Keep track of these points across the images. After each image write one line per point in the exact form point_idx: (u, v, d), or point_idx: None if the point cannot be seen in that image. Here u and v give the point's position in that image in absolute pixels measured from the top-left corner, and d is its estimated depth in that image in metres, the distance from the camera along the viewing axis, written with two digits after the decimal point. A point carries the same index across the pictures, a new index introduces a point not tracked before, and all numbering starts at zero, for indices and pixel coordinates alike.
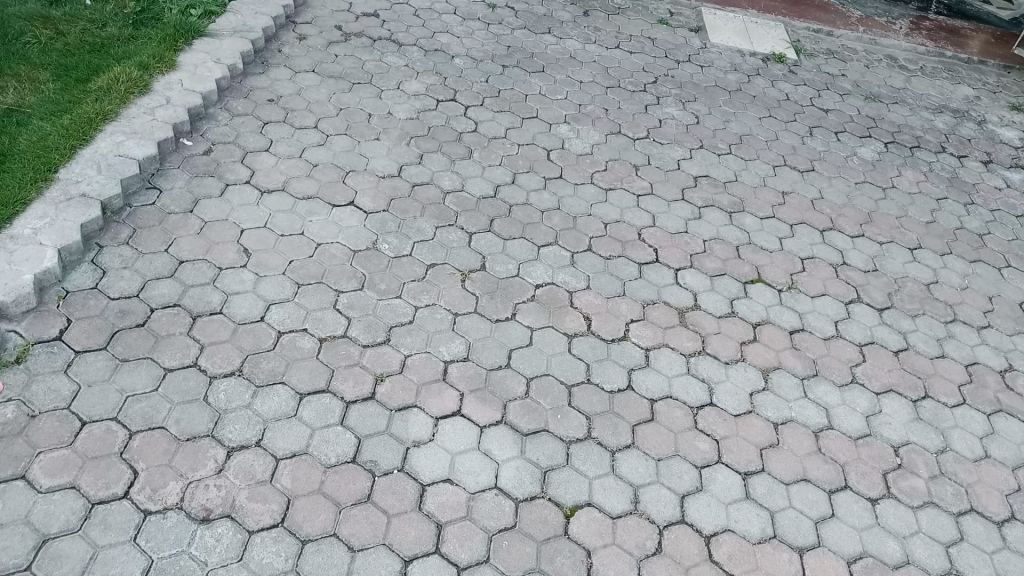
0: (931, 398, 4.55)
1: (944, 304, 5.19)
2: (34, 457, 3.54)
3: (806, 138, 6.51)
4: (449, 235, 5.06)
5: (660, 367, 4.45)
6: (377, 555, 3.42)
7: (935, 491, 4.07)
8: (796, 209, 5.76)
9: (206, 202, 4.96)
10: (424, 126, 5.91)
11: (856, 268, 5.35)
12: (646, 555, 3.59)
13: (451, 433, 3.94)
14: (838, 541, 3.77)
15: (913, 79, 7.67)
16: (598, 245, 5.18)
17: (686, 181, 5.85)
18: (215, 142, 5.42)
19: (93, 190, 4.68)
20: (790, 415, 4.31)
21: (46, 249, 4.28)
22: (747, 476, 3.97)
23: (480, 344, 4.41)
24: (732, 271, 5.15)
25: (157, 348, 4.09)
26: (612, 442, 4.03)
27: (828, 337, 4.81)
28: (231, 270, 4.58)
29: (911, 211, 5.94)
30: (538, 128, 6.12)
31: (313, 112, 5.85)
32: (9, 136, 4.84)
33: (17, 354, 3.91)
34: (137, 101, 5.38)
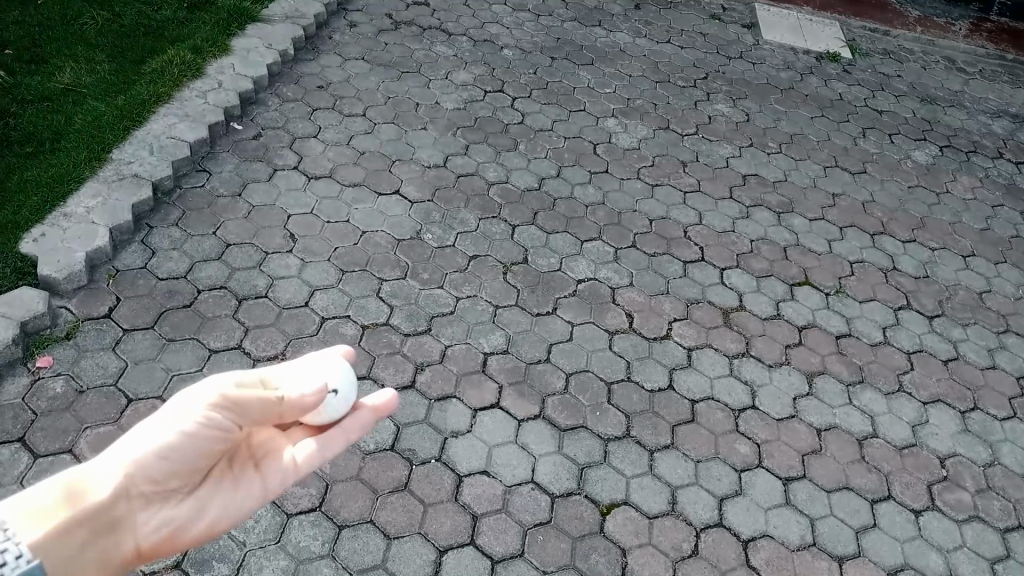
0: (979, 410, 4.44)
1: (996, 314, 5.06)
2: (80, 432, 3.60)
3: (858, 139, 6.38)
4: (493, 227, 5.04)
5: (702, 368, 4.39)
6: (413, 544, 3.44)
7: (981, 506, 3.97)
8: (846, 212, 5.65)
9: (254, 186, 5.01)
10: (470, 117, 5.90)
11: (907, 274, 5.23)
12: (681, 557, 3.56)
13: (489, 426, 3.94)
14: (879, 552, 3.69)
15: (971, 82, 7.47)
16: (642, 242, 5.13)
17: (734, 180, 5.76)
18: (265, 127, 5.47)
19: (145, 171, 4.76)
20: (833, 422, 4.23)
21: (98, 228, 4.35)
22: (788, 482, 3.91)
23: (520, 338, 4.40)
24: (779, 272, 5.07)
25: (203, 330, 4.14)
26: (651, 442, 4.00)
27: (875, 344, 4.71)
28: (277, 254, 4.61)
29: (964, 217, 5.79)
30: (585, 122, 6.08)
31: (361, 100, 5.87)
32: (65, 115, 4.93)
33: (67, 330, 3.98)
34: (190, 84, 5.45)
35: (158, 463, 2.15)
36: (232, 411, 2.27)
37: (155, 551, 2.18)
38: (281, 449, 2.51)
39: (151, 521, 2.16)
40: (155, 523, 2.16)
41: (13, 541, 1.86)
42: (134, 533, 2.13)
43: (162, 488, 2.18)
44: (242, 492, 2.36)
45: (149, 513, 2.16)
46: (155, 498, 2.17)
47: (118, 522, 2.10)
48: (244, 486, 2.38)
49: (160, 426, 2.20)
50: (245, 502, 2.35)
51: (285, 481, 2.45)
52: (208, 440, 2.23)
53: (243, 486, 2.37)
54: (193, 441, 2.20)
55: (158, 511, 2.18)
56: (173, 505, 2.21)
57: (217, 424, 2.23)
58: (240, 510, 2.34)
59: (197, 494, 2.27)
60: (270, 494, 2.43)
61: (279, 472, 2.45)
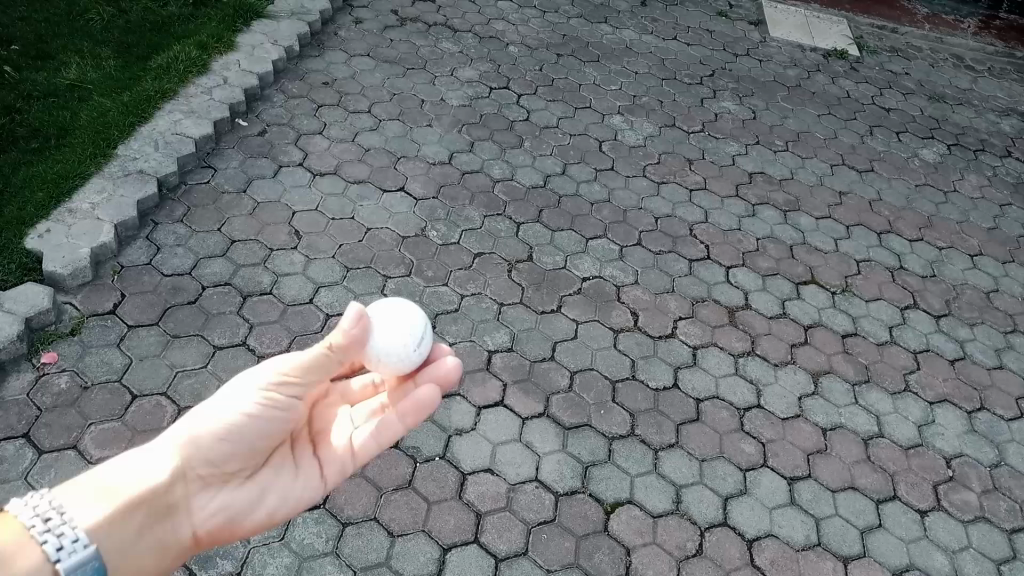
0: (986, 410, 4.41)
1: (1004, 313, 5.03)
2: (85, 429, 3.61)
3: (865, 137, 6.34)
4: (498, 224, 5.03)
5: (708, 367, 4.38)
6: (416, 541, 3.43)
7: (988, 507, 3.95)
8: (852, 210, 5.62)
9: (259, 182, 5.01)
10: (476, 114, 5.88)
11: (914, 273, 5.21)
12: (686, 556, 3.54)
13: (493, 424, 3.93)
14: (885, 552, 3.68)
15: (980, 80, 7.43)
16: (647, 240, 5.11)
17: (740, 178, 5.73)
18: (270, 123, 5.46)
19: (150, 167, 4.75)
20: (839, 421, 4.21)
21: (103, 224, 4.36)
22: (793, 482, 3.90)
23: (525, 336, 4.39)
24: (785, 271, 5.05)
25: (207, 326, 4.13)
26: (655, 440, 3.98)
27: (881, 343, 4.69)
28: (282, 251, 4.61)
29: (972, 216, 5.76)
30: (590, 119, 6.06)
31: (366, 96, 5.86)
32: (71, 111, 4.93)
33: (72, 326, 3.99)
34: (195, 81, 5.45)
35: (214, 448, 2.23)
36: (290, 387, 2.31)
37: (212, 534, 2.30)
38: (340, 432, 2.55)
39: (207, 504, 2.27)
40: (210, 508, 2.27)
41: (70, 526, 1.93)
42: (190, 516, 2.25)
43: (218, 473, 2.26)
44: (299, 479, 2.42)
45: (205, 496, 2.27)
46: (211, 482, 2.27)
47: (175, 505, 2.20)
48: (301, 471, 2.44)
49: (217, 407, 2.27)
50: (301, 486, 2.41)
51: (344, 466, 2.49)
52: (269, 420, 2.29)
53: (300, 473, 2.43)
54: (249, 425, 2.25)
55: (214, 495, 2.28)
56: (228, 489, 2.30)
57: (273, 406, 2.29)
58: (297, 496, 2.40)
59: (255, 479, 2.35)
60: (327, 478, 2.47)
61: (337, 457, 2.49)
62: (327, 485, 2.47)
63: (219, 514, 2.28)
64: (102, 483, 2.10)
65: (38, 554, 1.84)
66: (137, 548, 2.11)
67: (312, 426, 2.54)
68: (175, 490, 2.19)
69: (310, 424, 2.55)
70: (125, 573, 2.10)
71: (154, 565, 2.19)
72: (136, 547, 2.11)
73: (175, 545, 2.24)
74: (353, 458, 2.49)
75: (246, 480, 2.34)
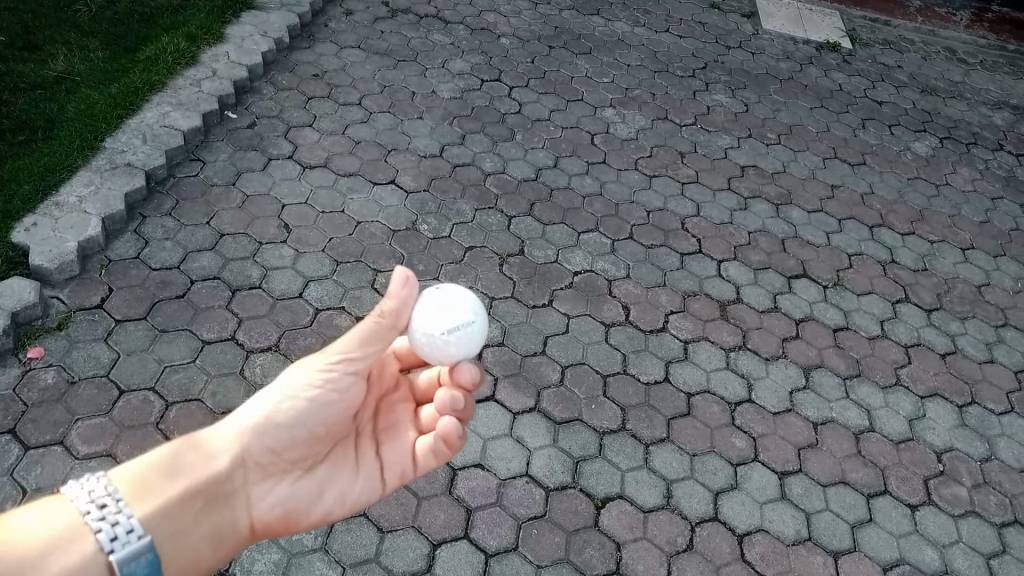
0: (977, 404, 4.41)
1: (995, 307, 5.03)
2: (72, 424, 3.58)
3: (858, 131, 6.33)
4: (488, 218, 5.01)
5: (699, 361, 4.37)
6: (406, 537, 3.42)
7: (978, 501, 3.95)
8: (844, 203, 5.61)
9: (249, 175, 4.97)
10: (467, 107, 5.85)
11: (905, 267, 5.20)
12: (676, 551, 3.54)
13: (484, 419, 3.92)
14: (875, 547, 3.68)
15: (972, 73, 7.42)
16: (639, 234, 5.10)
17: (733, 171, 5.72)
18: (259, 115, 5.41)
19: (138, 160, 4.71)
20: (830, 416, 4.21)
21: (90, 218, 4.32)
22: (784, 476, 3.90)
23: (516, 330, 4.37)
24: (777, 265, 5.04)
25: (196, 321, 4.10)
26: (646, 435, 3.98)
27: (873, 337, 4.69)
28: (271, 245, 4.57)
29: (964, 210, 5.76)
30: (582, 112, 6.03)
31: (357, 88, 5.82)
32: (58, 103, 4.88)
33: (58, 321, 3.95)
34: (184, 72, 5.40)
35: (272, 434, 2.22)
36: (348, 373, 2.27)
37: (269, 527, 2.26)
38: (407, 429, 2.48)
39: (266, 495, 2.23)
40: (268, 500, 2.23)
41: (124, 514, 1.91)
42: (248, 506, 2.22)
43: (275, 462, 2.23)
44: (359, 475, 2.37)
45: (263, 488, 2.23)
46: (269, 473, 2.24)
47: (230, 491, 2.18)
48: (362, 468, 2.39)
49: (277, 393, 2.25)
50: (360, 482, 2.37)
51: (406, 467, 2.42)
52: (323, 408, 2.25)
53: (362, 468, 2.38)
54: (306, 410, 2.23)
55: (272, 486, 2.24)
56: (285, 483, 2.26)
57: (329, 391, 2.25)
58: (355, 493, 2.35)
59: (313, 473, 2.31)
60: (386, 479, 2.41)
61: (399, 455, 2.43)
62: (387, 484, 2.41)
63: (277, 506, 2.24)
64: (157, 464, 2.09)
65: (89, 544, 1.83)
66: (192, 536, 2.08)
67: (379, 421, 2.47)
68: (231, 476, 2.18)
69: (375, 420, 2.48)
70: (181, 562, 2.06)
71: (210, 556, 2.15)
72: (191, 534, 2.08)
73: (233, 536, 2.20)
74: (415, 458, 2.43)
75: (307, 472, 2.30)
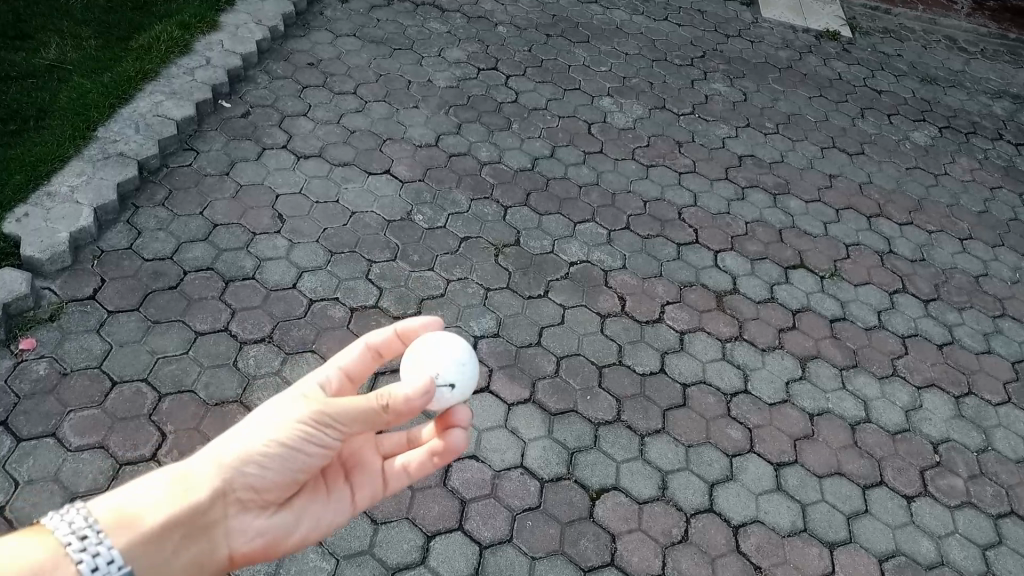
0: (974, 395, 4.40)
1: (993, 298, 5.01)
2: (64, 416, 3.56)
3: (856, 120, 6.30)
4: (484, 208, 4.98)
5: (694, 352, 4.35)
6: (400, 529, 3.41)
7: (974, 492, 3.94)
8: (842, 193, 5.58)
9: (242, 164, 4.94)
10: (463, 95, 5.81)
11: (903, 257, 5.18)
12: (671, 543, 3.53)
13: (478, 410, 3.90)
14: (870, 538, 3.67)
15: (972, 62, 7.38)
16: (636, 224, 5.07)
17: (730, 160, 5.69)
18: (253, 105, 5.37)
19: (131, 150, 4.68)
20: (826, 406, 4.19)
21: (82, 208, 4.29)
22: (779, 467, 3.88)
23: (511, 321, 4.35)
24: (774, 255, 5.02)
25: (189, 312, 4.08)
26: (642, 426, 3.96)
27: (870, 328, 4.67)
28: (265, 235, 4.55)
29: (962, 199, 5.73)
30: (579, 101, 5.99)
31: (352, 77, 5.78)
32: (50, 92, 4.85)
33: (50, 312, 3.93)
34: (177, 61, 5.36)
35: (257, 474, 2.16)
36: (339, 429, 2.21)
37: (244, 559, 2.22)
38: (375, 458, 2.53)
39: (247, 530, 2.20)
40: (248, 532, 2.19)
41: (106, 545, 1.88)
42: (227, 540, 2.16)
43: (257, 499, 2.19)
44: (332, 502, 2.40)
45: (242, 521, 2.19)
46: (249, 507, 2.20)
47: (211, 527, 2.13)
48: (334, 497, 2.41)
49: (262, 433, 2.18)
50: (333, 510, 2.40)
51: (377, 493, 2.50)
52: (309, 455, 2.20)
53: (333, 495, 2.41)
54: (293, 455, 2.18)
55: (253, 521, 2.20)
56: (264, 516, 2.23)
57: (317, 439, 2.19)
58: (329, 521, 2.38)
59: (291, 503, 2.30)
60: (357, 507, 2.47)
61: (370, 484, 2.48)
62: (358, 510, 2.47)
63: (257, 539, 2.22)
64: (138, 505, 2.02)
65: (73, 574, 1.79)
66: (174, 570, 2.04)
67: (345, 448, 2.49)
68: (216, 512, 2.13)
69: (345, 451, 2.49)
70: None
71: None
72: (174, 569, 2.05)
73: (209, 568, 2.15)
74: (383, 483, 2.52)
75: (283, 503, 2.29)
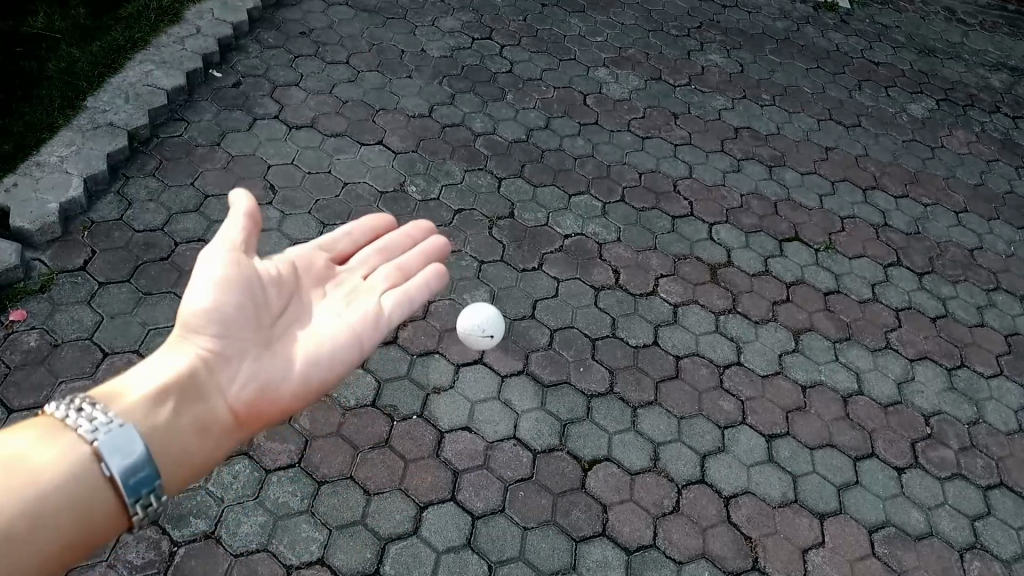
0: (966, 367, 4.41)
1: (987, 271, 5.00)
2: (55, 386, 3.55)
3: (853, 92, 6.25)
4: (478, 180, 4.95)
5: (688, 324, 4.35)
6: (393, 499, 3.42)
7: (964, 463, 3.96)
8: (838, 165, 5.56)
9: (234, 135, 4.89)
10: (457, 66, 5.75)
11: (898, 230, 5.17)
12: (662, 514, 3.54)
13: (471, 381, 3.90)
14: (861, 509, 3.69)
15: (971, 34, 7.31)
16: (631, 196, 5.04)
17: (726, 132, 5.65)
18: (245, 74, 5.31)
19: (120, 120, 4.63)
20: (819, 379, 4.20)
21: (72, 178, 4.26)
22: (771, 439, 3.89)
23: (505, 294, 4.33)
24: (769, 228, 5.00)
25: (180, 283, 4.06)
26: (635, 398, 3.96)
27: (863, 300, 4.67)
28: (257, 206, 4.52)
29: (958, 172, 5.71)
30: (575, 71, 5.94)
31: (344, 47, 5.71)
32: (38, 61, 4.79)
33: (40, 283, 3.91)
34: (166, 30, 5.29)
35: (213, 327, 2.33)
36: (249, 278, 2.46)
37: (247, 407, 2.38)
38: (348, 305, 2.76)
39: (238, 378, 2.36)
40: (238, 381, 2.35)
41: (103, 411, 1.99)
42: (219, 395, 2.31)
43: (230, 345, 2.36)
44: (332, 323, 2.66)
45: (230, 370, 2.35)
46: (234, 354, 2.37)
47: (199, 386, 2.27)
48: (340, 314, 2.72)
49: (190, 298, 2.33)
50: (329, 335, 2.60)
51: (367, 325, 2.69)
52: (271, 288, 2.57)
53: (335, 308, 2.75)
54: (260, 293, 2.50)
55: (241, 365, 2.37)
56: (247, 361, 2.39)
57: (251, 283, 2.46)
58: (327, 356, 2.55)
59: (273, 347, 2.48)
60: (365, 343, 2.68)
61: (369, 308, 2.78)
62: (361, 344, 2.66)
63: (248, 383, 2.37)
64: (138, 380, 2.18)
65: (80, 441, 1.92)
66: (179, 429, 2.17)
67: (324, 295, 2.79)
68: (200, 372, 2.28)
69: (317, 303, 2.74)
70: (178, 459, 2.16)
71: (203, 445, 2.25)
72: (178, 429, 2.17)
73: (215, 422, 2.30)
74: (379, 314, 2.74)
75: (268, 349, 2.46)
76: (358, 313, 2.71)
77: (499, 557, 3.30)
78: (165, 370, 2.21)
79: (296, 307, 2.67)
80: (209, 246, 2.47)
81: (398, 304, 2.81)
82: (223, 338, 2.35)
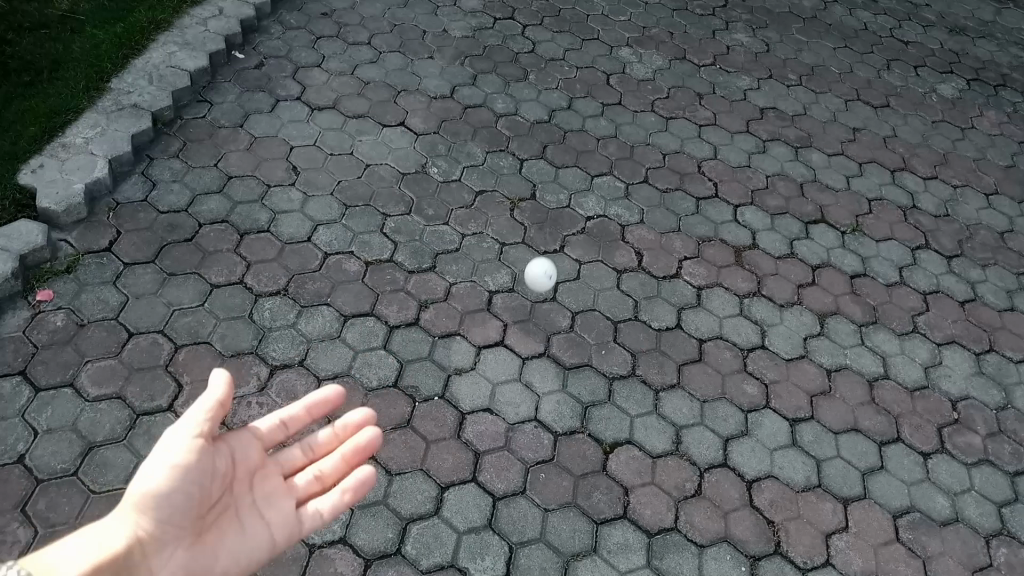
0: (995, 352, 4.34)
1: (1017, 254, 4.91)
2: (82, 366, 3.60)
3: (882, 72, 6.14)
4: (500, 161, 4.92)
5: (712, 307, 4.31)
6: (414, 480, 3.43)
7: (992, 449, 3.91)
8: (865, 146, 5.47)
9: (256, 116, 4.90)
10: (480, 46, 5.71)
11: (926, 212, 5.08)
12: (684, 497, 3.53)
13: (493, 363, 3.90)
14: (885, 494, 3.66)
15: (1004, 12, 7.15)
16: (654, 177, 5.00)
17: (752, 113, 5.58)
18: (267, 55, 5.31)
19: (144, 101, 4.65)
20: (844, 362, 4.16)
21: (97, 159, 4.28)
22: (795, 423, 3.86)
23: (526, 276, 4.32)
24: (795, 210, 4.94)
25: (204, 264, 4.08)
26: (657, 381, 3.94)
27: (890, 284, 4.60)
28: (279, 188, 4.53)
29: (989, 153, 5.60)
30: (598, 51, 5.88)
31: (366, 27, 5.69)
32: (63, 43, 4.82)
33: (66, 264, 3.94)
34: (189, 12, 5.30)
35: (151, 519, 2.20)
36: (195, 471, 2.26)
37: None
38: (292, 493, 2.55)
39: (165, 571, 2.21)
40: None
41: None
42: None
43: (163, 538, 2.22)
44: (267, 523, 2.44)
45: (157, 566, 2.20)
46: (164, 550, 2.22)
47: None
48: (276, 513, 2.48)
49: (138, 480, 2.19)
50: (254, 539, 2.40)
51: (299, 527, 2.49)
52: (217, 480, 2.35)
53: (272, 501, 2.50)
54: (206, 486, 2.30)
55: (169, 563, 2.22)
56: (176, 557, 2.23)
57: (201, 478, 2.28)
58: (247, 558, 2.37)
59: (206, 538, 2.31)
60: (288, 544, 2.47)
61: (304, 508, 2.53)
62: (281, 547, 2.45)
63: None
64: (64, 559, 2.07)
65: None
66: None
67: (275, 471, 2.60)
68: (126, 564, 2.15)
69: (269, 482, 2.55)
70: None
71: None
72: None
73: None
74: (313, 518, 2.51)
75: (199, 541, 2.29)
76: (291, 511, 2.50)
77: (520, 538, 3.31)
78: (84, 559, 2.10)
79: (239, 489, 2.45)
80: (176, 423, 2.29)
81: (336, 510, 2.54)
82: (156, 530, 2.21)
